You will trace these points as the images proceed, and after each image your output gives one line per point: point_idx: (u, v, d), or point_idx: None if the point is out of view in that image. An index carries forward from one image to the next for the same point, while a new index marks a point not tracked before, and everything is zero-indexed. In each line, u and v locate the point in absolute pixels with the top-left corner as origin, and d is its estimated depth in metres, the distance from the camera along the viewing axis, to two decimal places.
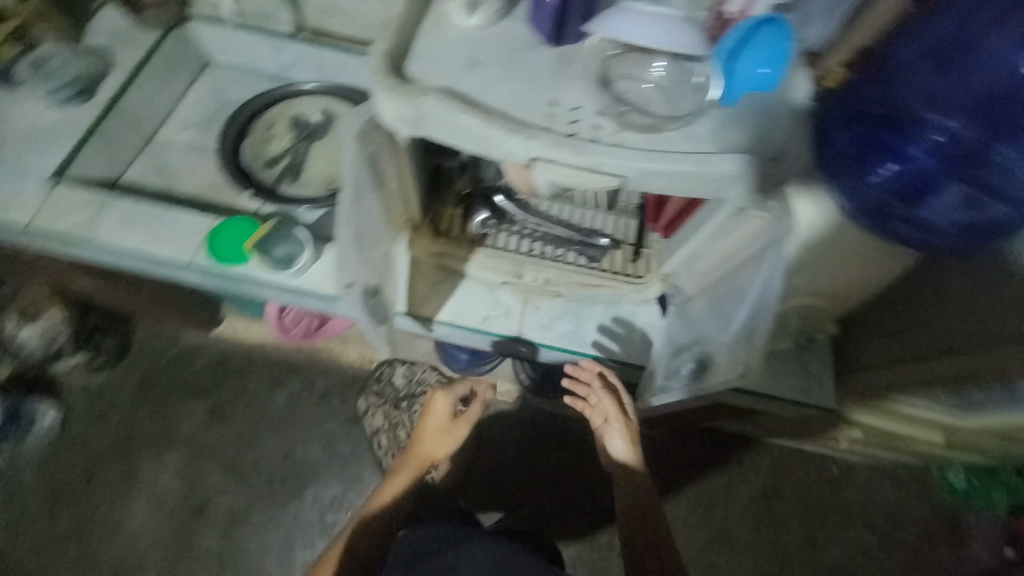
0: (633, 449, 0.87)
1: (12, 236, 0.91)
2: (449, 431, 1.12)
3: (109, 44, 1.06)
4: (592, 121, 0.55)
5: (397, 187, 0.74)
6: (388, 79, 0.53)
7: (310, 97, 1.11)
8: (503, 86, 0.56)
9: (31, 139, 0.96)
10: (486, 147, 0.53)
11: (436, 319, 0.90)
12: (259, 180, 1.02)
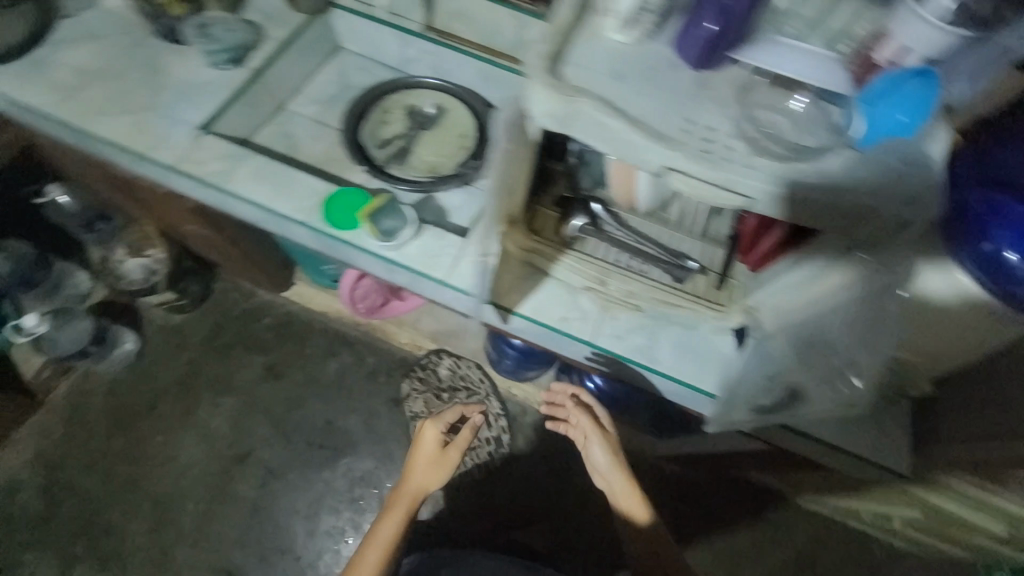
0: (606, 454, 1.16)
1: (157, 173, 1.01)
2: (440, 460, 1.20)
3: (264, 20, 1.18)
4: (727, 143, 0.58)
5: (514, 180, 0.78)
6: (548, 79, 0.58)
7: (426, 90, 1.19)
8: (647, 100, 0.60)
9: (187, 91, 1.07)
10: (626, 153, 0.58)
11: (514, 310, 0.93)
12: (372, 157, 1.11)
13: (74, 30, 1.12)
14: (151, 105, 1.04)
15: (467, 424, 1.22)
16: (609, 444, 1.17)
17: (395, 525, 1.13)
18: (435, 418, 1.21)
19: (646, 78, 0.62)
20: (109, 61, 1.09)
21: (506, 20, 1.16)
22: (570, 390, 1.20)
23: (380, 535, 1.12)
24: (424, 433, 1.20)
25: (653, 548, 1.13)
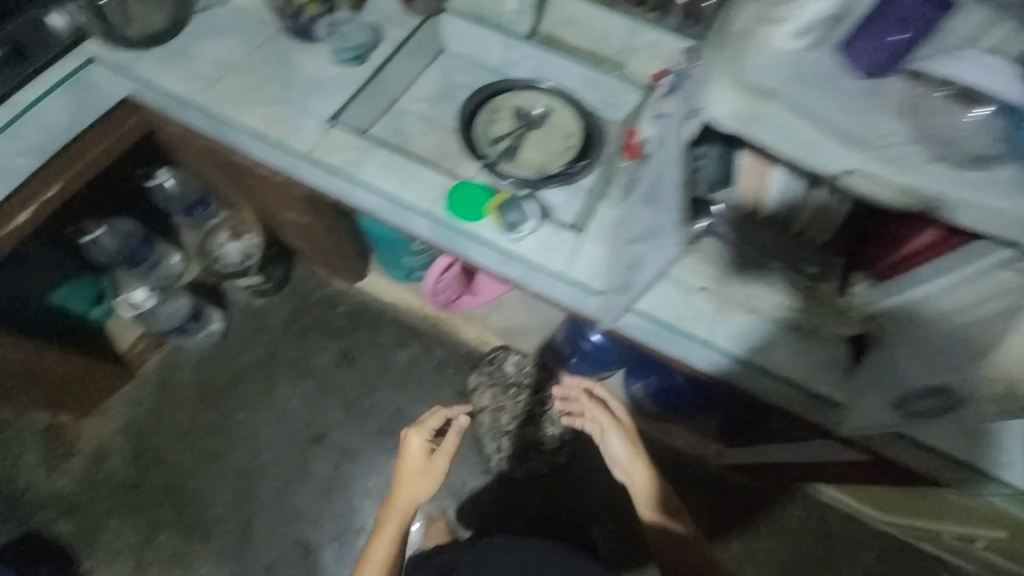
0: (623, 445, 1.19)
1: (291, 160, 1.07)
2: (426, 468, 1.20)
3: (383, 21, 1.24)
4: (904, 149, 0.60)
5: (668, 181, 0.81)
6: (737, 81, 0.60)
7: (534, 92, 1.23)
8: (826, 104, 0.61)
9: (316, 85, 1.13)
10: (810, 155, 0.61)
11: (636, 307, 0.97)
12: (484, 154, 1.15)
13: (208, 20, 1.18)
14: (286, 97, 1.10)
15: (456, 426, 1.24)
16: (624, 436, 1.20)
17: (386, 543, 1.14)
18: (419, 426, 1.22)
19: (827, 83, 0.62)
20: (243, 53, 1.15)
21: (615, 28, 1.20)
22: (583, 384, 1.26)
23: (373, 553, 1.15)
24: (413, 439, 1.22)
25: (681, 545, 1.11)
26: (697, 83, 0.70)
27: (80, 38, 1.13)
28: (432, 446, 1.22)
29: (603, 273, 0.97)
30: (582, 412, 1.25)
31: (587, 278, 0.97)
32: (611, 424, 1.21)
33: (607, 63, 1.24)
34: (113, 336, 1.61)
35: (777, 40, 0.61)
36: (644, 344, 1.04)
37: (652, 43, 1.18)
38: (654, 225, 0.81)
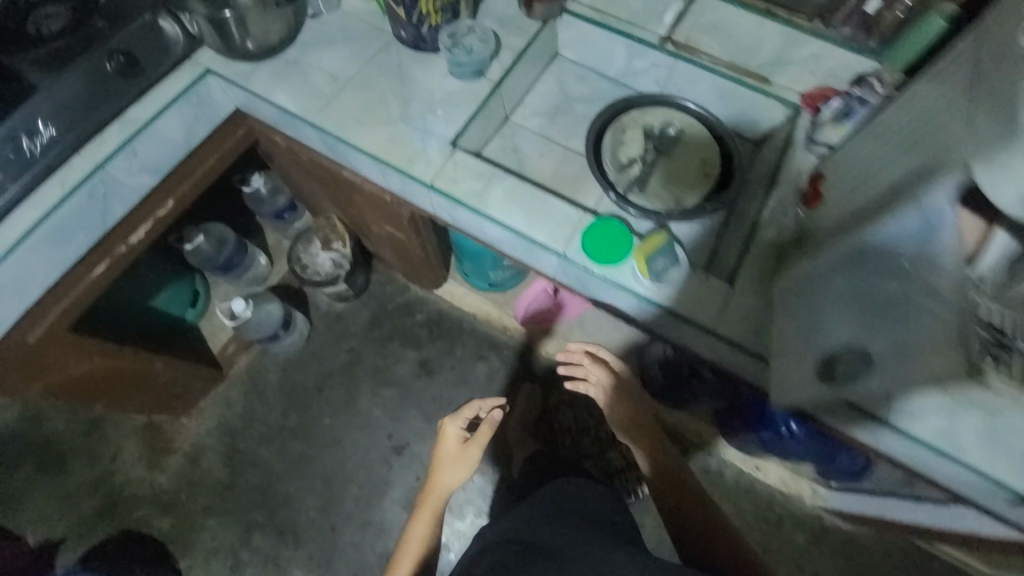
0: (629, 409, 1.09)
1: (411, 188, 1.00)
2: (462, 458, 1.14)
3: (498, 26, 1.13)
4: None
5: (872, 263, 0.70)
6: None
7: (666, 110, 1.11)
8: None
9: (433, 103, 1.05)
10: None
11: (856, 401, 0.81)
12: (617, 184, 1.05)
13: (320, 29, 1.11)
14: (405, 118, 1.03)
15: (489, 417, 1.16)
16: (626, 397, 1.09)
17: (423, 528, 1.08)
18: (453, 414, 1.16)
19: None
20: (358, 68, 1.08)
21: (767, 39, 1.06)
22: (585, 346, 1.12)
23: (412, 538, 1.08)
24: (450, 422, 1.15)
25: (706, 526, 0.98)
26: (938, 149, 0.60)
27: (197, 45, 1.06)
28: (470, 434, 1.16)
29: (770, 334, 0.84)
30: (586, 378, 1.11)
31: (748, 331, 0.88)
32: (615, 387, 1.09)
33: (752, 75, 1.08)
34: (206, 337, 1.63)
35: None
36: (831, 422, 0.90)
37: (812, 57, 1.03)
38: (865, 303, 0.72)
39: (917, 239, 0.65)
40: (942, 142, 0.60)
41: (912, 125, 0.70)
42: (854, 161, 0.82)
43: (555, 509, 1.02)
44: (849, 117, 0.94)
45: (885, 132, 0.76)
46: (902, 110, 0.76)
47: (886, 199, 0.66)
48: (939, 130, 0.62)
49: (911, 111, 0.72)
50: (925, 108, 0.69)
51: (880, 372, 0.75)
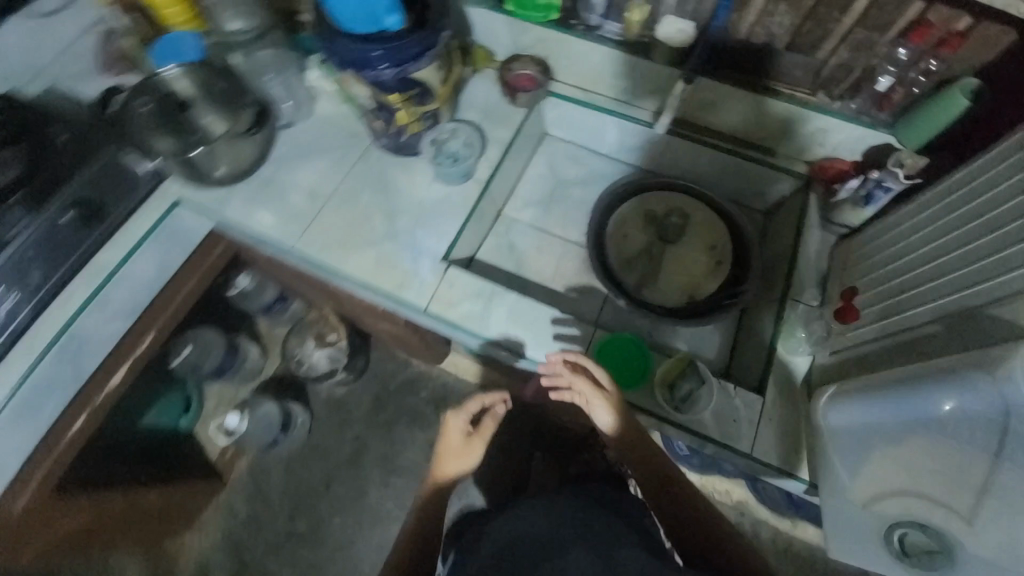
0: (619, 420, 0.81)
1: (406, 313, 0.94)
2: (464, 454, 0.93)
3: (480, 118, 1.06)
4: None
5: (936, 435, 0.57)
6: None
7: (665, 194, 1.05)
8: None
9: (420, 215, 0.98)
10: None
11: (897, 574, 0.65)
12: (623, 283, 1.00)
13: (296, 142, 1.05)
14: (393, 237, 0.96)
15: (491, 412, 0.96)
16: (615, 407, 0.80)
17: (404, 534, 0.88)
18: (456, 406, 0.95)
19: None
20: (339, 182, 1.01)
21: (769, 115, 0.98)
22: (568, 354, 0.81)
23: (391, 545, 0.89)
24: (448, 419, 0.94)
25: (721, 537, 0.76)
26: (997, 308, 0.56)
27: (163, 176, 1.01)
28: (471, 429, 0.94)
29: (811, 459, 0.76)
30: (569, 388, 0.80)
31: (780, 456, 0.81)
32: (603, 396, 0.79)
33: (754, 149, 1.04)
34: (203, 443, 1.54)
35: None
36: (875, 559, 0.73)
37: (819, 131, 0.96)
38: (932, 485, 0.58)
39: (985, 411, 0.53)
40: (992, 301, 0.57)
41: (946, 259, 0.65)
42: (886, 269, 0.77)
43: (566, 506, 0.79)
44: (868, 201, 0.90)
45: (918, 254, 0.71)
46: (931, 231, 0.71)
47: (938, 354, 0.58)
48: (992, 286, 0.57)
49: (946, 238, 0.67)
50: (959, 242, 0.65)
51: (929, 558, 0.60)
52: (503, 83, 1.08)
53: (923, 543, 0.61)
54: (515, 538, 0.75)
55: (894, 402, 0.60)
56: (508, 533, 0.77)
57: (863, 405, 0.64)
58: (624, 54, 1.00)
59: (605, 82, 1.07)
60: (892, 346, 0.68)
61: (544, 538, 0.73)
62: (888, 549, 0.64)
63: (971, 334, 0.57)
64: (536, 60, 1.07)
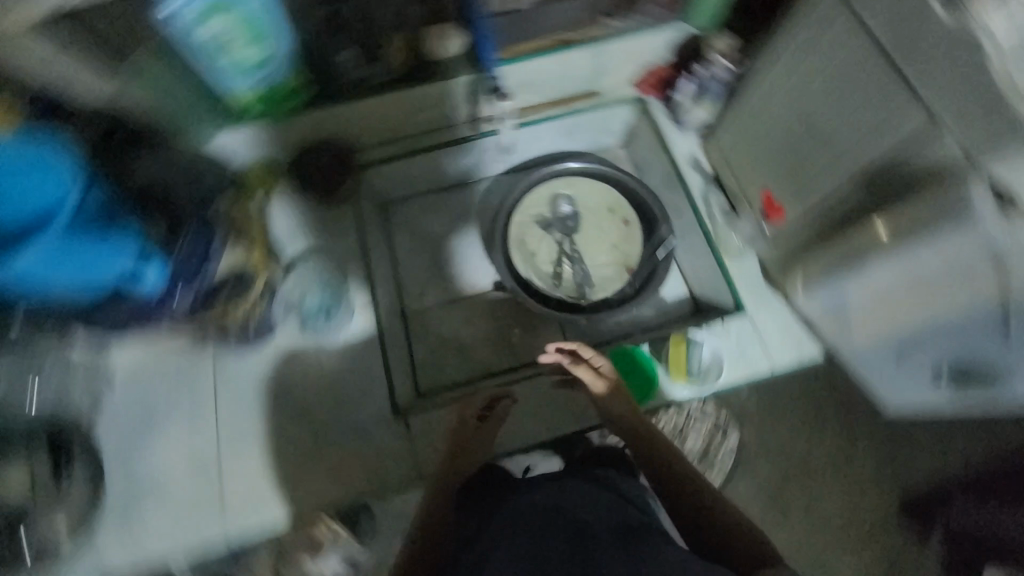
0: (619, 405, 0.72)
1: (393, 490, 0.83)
2: (470, 450, 0.75)
3: (312, 243, 0.92)
4: None
5: (946, 288, 0.59)
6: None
7: (543, 188, 0.96)
8: None
9: (332, 390, 0.85)
10: None
11: (956, 395, 0.72)
12: (565, 301, 0.92)
13: (137, 408, 0.82)
14: (336, 422, 0.84)
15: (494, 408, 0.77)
16: (608, 395, 0.72)
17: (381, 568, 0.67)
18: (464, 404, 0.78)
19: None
20: (224, 418, 0.82)
21: (577, 65, 0.92)
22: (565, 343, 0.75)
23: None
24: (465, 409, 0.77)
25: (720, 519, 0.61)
26: (909, 149, 0.57)
27: None
28: (482, 419, 0.76)
29: (822, 333, 0.80)
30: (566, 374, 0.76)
31: (795, 354, 0.83)
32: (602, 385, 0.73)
33: (579, 100, 0.97)
34: None
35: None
36: (905, 401, 0.80)
37: (626, 54, 0.92)
38: (959, 333, 0.61)
39: (989, 255, 0.52)
40: (908, 146, 0.57)
41: (832, 113, 0.65)
42: (763, 147, 0.80)
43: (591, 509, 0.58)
44: (710, 94, 0.91)
45: (794, 117, 0.71)
46: (798, 88, 0.70)
47: (901, 221, 0.59)
48: (902, 134, 0.57)
49: (819, 92, 0.66)
50: (832, 90, 0.64)
51: (997, 380, 0.65)
52: (308, 191, 0.91)
53: (978, 372, 0.65)
54: (526, 513, 0.59)
55: (886, 273, 0.63)
56: (521, 515, 0.59)
57: (854, 282, 0.68)
58: (410, 88, 0.86)
59: (407, 121, 0.93)
60: (833, 218, 0.70)
61: (564, 516, 0.56)
62: (938, 380, 0.71)
63: (910, 182, 0.58)
64: (324, 146, 0.89)
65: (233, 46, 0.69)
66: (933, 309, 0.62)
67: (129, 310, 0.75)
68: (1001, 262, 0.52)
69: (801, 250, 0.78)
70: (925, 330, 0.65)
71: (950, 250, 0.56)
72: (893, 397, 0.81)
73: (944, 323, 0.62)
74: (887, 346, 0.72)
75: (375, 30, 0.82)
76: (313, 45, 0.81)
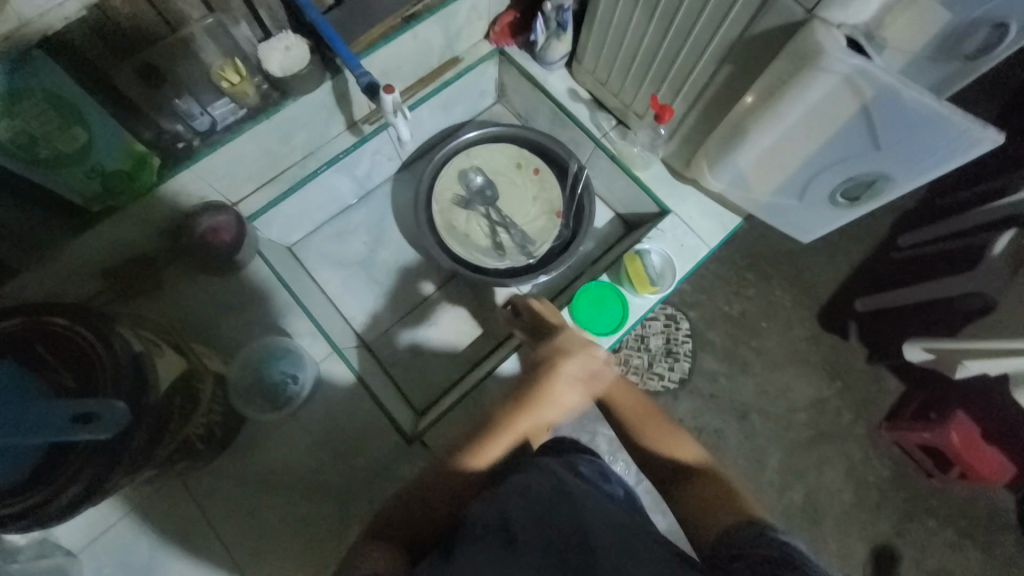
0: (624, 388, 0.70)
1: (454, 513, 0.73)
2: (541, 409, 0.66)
3: (237, 319, 0.83)
4: (975, 31, 0.68)
5: (816, 122, 0.68)
6: None
7: (448, 168, 0.97)
8: (908, 30, 0.68)
9: (330, 456, 0.79)
10: (902, 49, 0.71)
11: (859, 212, 0.82)
12: (516, 266, 0.93)
13: (125, 572, 0.71)
14: (353, 486, 0.78)
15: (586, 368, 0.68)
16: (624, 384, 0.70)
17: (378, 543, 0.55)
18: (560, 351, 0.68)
19: None
20: (229, 535, 0.74)
21: (429, 38, 0.87)
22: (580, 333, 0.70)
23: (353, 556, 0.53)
24: (557, 360, 0.67)
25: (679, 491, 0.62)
26: (756, 22, 0.64)
27: None
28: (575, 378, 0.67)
29: (734, 201, 0.90)
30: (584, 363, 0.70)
31: (720, 226, 0.93)
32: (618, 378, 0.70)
33: (446, 70, 0.95)
34: None
35: None
36: (820, 232, 0.92)
37: (472, 11, 0.88)
38: (841, 149, 0.71)
39: (844, 84, 0.62)
40: (755, 19, 0.64)
41: (686, 8, 0.70)
42: (629, 63, 0.85)
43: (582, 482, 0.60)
44: (564, 26, 0.90)
45: (649, 24, 0.76)
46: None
47: (767, 82, 0.67)
48: (739, 8, 0.64)
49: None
50: None
51: (885, 187, 0.74)
52: (204, 266, 0.81)
53: (866, 186, 0.75)
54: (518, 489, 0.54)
55: (772, 127, 0.71)
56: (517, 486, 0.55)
57: (747, 148, 0.76)
58: (271, 116, 0.77)
59: (281, 154, 0.85)
60: (711, 102, 0.78)
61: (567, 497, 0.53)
62: (840, 206, 0.81)
63: (777, 46, 0.65)
64: (201, 210, 0.79)
65: (43, 136, 0.58)
66: (814, 142, 0.71)
67: (57, 508, 0.51)
68: (852, 81, 0.61)
69: (699, 139, 0.85)
70: (814, 162, 0.75)
71: (811, 94, 0.64)
72: (810, 233, 0.92)
73: (824, 151, 0.72)
74: (789, 188, 0.82)
75: (207, 64, 0.69)
76: (142, 102, 0.67)
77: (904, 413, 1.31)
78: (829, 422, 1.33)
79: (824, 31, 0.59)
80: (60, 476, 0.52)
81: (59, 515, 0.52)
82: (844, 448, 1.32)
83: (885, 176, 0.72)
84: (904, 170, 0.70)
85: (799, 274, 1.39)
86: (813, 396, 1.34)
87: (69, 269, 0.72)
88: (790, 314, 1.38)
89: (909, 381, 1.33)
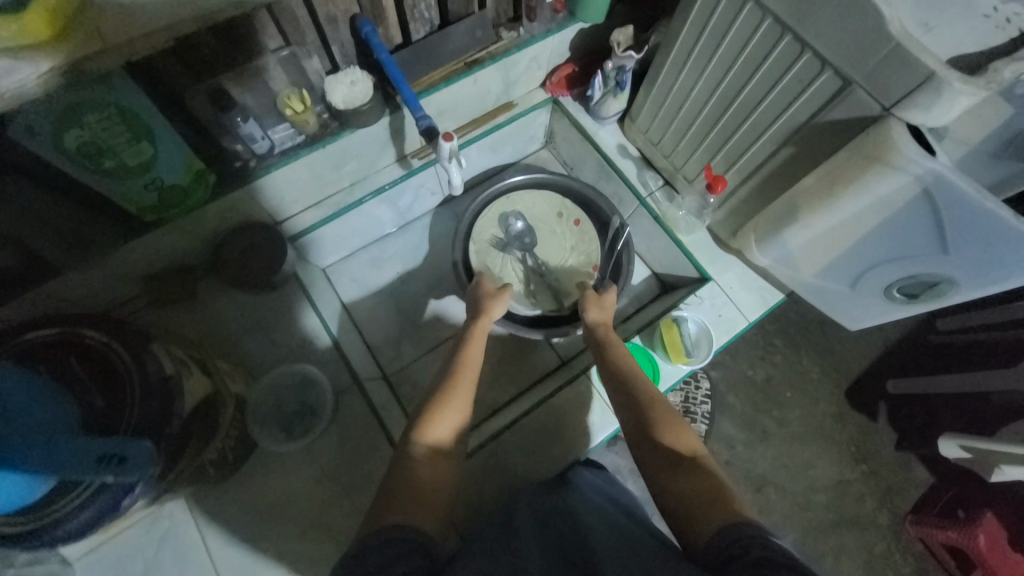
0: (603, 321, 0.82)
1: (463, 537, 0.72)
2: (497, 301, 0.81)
3: (261, 335, 0.83)
4: None
5: (881, 210, 0.65)
6: (960, 88, 0.52)
7: (489, 209, 0.97)
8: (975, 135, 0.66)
9: (332, 485, 0.76)
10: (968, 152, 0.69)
11: (920, 305, 0.77)
12: (547, 315, 0.92)
13: None
14: (349, 520, 0.75)
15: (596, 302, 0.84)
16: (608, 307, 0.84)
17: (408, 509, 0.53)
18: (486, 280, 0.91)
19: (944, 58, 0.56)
20: (219, 555, 0.72)
21: (488, 83, 0.88)
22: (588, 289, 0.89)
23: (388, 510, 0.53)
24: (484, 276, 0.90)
25: (674, 482, 0.58)
26: (825, 110, 0.63)
27: None
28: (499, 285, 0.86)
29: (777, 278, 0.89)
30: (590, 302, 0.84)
31: (761, 300, 0.90)
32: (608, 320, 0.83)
33: (499, 114, 0.96)
34: None
35: (950, 84, 0.51)
36: (871, 321, 0.87)
37: (533, 61, 0.90)
38: (903, 243, 0.67)
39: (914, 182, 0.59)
40: (823, 109, 0.63)
41: (752, 85, 0.69)
42: (684, 128, 0.85)
43: (596, 519, 0.58)
44: (622, 86, 0.91)
45: (711, 94, 0.76)
46: (705, 68, 0.75)
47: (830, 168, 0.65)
48: (811, 94, 0.63)
49: (727, 73, 0.72)
50: (738, 67, 0.70)
51: (952, 286, 0.70)
52: (238, 281, 0.82)
53: (929, 282, 0.71)
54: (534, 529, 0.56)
55: (832, 213, 0.68)
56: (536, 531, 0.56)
57: (801, 229, 0.73)
58: (327, 146, 0.78)
59: (331, 181, 0.86)
60: (766, 178, 0.76)
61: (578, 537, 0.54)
62: (898, 300, 0.77)
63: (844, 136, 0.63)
64: (244, 228, 0.80)
65: (113, 147, 0.59)
66: (878, 233, 0.68)
67: (65, 530, 0.50)
68: (926, 185, 0.58)
69: (748, 212, 0.83)
70: (875, 251, 0.71)
71: (880, 190, 0.61)
72: (860, 320, 0.87)
73: (886, 242, 0.69)
74: (843, 273, 0.78)
75: (274, 91, 0.71)
76: (207, 122, 0.68)
77: (930, 507, 1.22)
78: (850, 507, 1.25)
79: (890, 127, 0.58)
80: (78, 493, 0.50)
81: (66, 536, 0.50)
82: (863, 539, 1.23)
83: (954, 275, 0.67)
84: (973, 277, 0.66)
85: (831, 349, 1.34)
86: (835, 478, 1.27)
87: (110, 273, 0.73)
88: (817, 388, 1.32)
89: (939, 473, 1.25)
